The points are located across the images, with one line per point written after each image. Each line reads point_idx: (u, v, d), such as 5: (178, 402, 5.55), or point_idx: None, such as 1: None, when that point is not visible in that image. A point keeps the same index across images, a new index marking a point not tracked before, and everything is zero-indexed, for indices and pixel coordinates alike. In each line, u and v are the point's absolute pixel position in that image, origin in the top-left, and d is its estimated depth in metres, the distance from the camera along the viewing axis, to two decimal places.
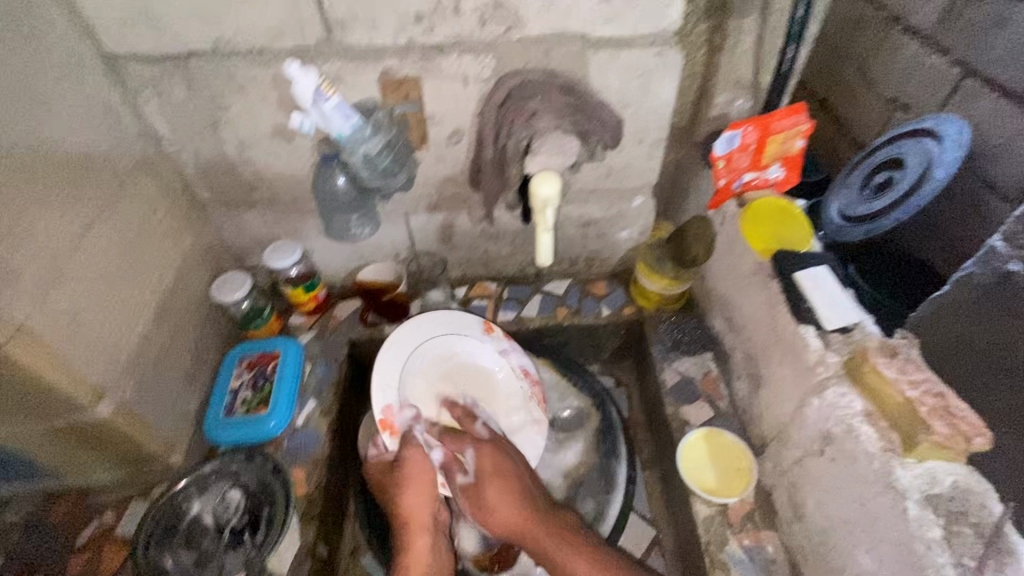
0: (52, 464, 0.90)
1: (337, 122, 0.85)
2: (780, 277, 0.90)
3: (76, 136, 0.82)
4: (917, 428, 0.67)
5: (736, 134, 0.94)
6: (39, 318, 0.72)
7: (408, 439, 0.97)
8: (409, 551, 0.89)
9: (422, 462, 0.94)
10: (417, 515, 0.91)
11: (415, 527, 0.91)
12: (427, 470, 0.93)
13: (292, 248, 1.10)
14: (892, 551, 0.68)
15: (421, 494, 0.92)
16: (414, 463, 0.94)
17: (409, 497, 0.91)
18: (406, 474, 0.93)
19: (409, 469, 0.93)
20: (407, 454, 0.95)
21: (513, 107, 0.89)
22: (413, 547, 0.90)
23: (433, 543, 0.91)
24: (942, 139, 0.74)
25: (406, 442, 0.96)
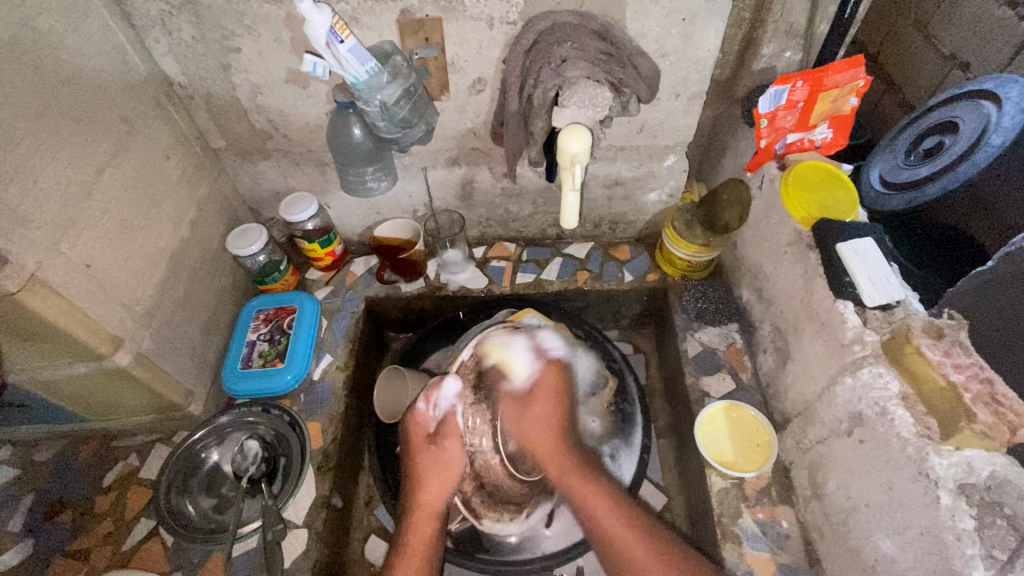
0: (77, 407, 0.92)
1: (354, 67, 0.80)
2: (820, 248, 0.84)
3: (86, 78, 0.79)
4: (959, 415, 0.63)
5: (784, 90, 0.89)
6: (51, 267, 0.71)
7: (450, 423, 0.88)
8: (415, 534, 0.82)
9: (457, 455, 0.87)
10: (433, 502, 0.85)
11: (425, 513, 0.84)
12: (458, 467, 0.87)
13: (309, 201, 1.07)
14: (917, 539, 0.64)
15: (443, 487, 0.85)
16: (452, 451, 0.87)
17: (432, 487, 0.85)
18: (442, 456, 0.87)
19: (444, 455, 0.86)
20: (447, 441, 0.87)
21: (542, 52, 0.82)
22: (417, 530, 0.82)
23: (439, 534, 0.84)
24: (1004, 103, 0.76)
25: (450, 425, 0.88)
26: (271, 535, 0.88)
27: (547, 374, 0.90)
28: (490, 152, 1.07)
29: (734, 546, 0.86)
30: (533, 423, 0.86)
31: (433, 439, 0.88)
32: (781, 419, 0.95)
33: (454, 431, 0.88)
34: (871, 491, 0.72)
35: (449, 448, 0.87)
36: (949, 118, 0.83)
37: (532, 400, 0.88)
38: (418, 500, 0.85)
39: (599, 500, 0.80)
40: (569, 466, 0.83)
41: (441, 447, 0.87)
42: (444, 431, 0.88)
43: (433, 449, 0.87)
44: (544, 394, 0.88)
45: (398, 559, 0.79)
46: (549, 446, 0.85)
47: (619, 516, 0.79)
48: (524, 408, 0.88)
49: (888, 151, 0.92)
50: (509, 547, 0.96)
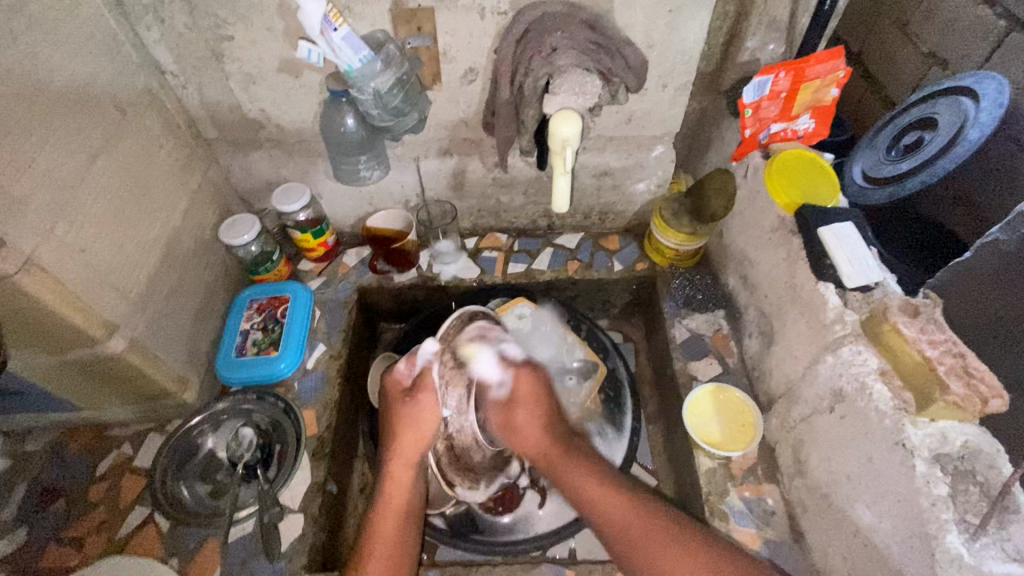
0: (69, 394, 0.92)
1: (347, 55, 0.82)
2: (803, 232, 0.86)
3: (79, 64, 0.79)
4: (934, 388, 0.66)
5: (768, 79, 0.92)
6: (45, 250, 0.71)
7: (425, 380, 0.85)
8: (391, 484, 0.81)
9: (433, 406, 0.84)
10: (407, 452, 0.83)
11: (399, 463, 0.82)
12: (426, 428, 0.83)
13: (301, 191, 1.07)
14: (894, 507, 0.67)
15: (418, 436, 0.83)
16: (424, 405, 0.84)
17: (404, 438, 0.83)
18: (415, 409, 0.84)
19: (415, 409, 0.84)
20: (421, 394, 0.84)
21: (533, 41, 0.84)
22: (394, 478, 0.82)
23: (412, 492, 0.82)
24: (981, 98, 0.80)
25: (425, 378, 0.85)
26: (267, 518, 0.89)
27: (540, 357, 0.89)
28: (481, 142, 1.09)
29: (721, 523, 0.88)
30: (523, 431, 0.80)
31: (409, 393, 0.86)
32: (766, 400, 0.98)
33: (428, 384, 0.85)
34: (851, 465, 0.75)
35: (421, 403, 0.84)
36: (929, 114, 0.86)
37: (514, 407, 0.82)
38: (392, 450, 0.83)
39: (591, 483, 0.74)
40: (555, 447, 0.79)
41: (416, 400, 0.84)
42: (419, 387, 0.85)
43: (407, 401, 0.85)
44: (524, 400, 0.82)
45: (372, 521, 0.79)
46: (535, 436, 0.80)
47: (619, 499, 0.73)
48: (507, 415, 0.82)
49: (870, 147, 0.95)
50: (502, 528, 0.98)
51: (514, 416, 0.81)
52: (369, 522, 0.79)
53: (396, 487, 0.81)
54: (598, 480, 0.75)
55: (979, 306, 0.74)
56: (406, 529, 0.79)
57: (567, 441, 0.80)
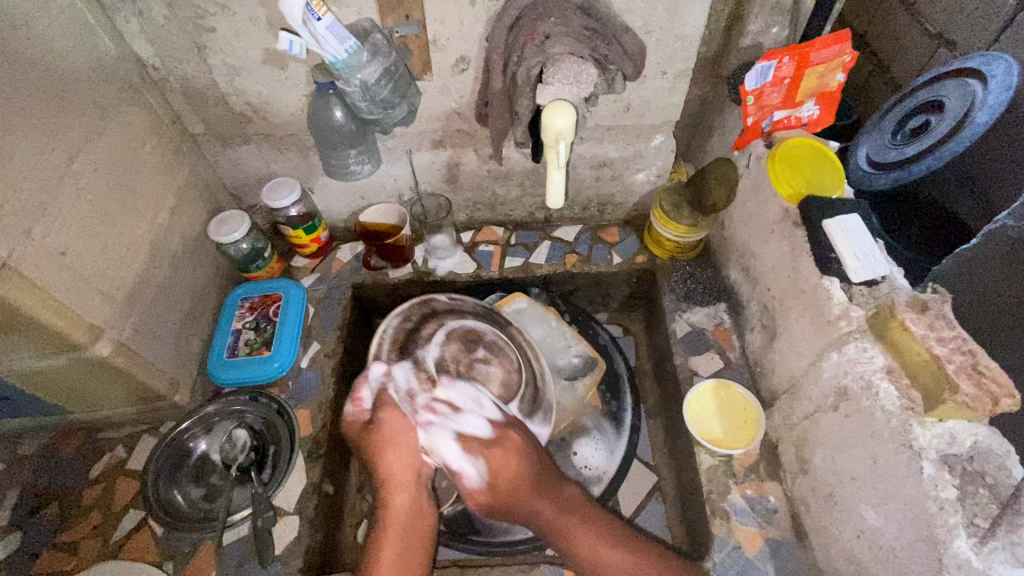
0: (60, 398, 0.90)
1: (332, 45, 0.79)
2: (808, 225, 0.83)
3: (53, 60, 0.76)
4: (942, 386, 0.63)
5: (771, 65, 0.88)
6: (22, 254, 0.69)
7: (382, 398, 0.81)
8: (390, 510, 0.74)
9: (400, 420, 0.79)
10: (398, 473, 0.76)
11: (395, 484, 0.75)
12: (406, 430, 0.78)
13: (291, 187, 1.04)
14: (900, 509, 0.65)
15: (399, 453, 0.76)
16: (389, 422, 0.79)
17: (387, 457, 0.76)
18: (384, 429, 0.78)
19: (383, 428, 0.78)
20: (381, 415, 0.79)
21: (525, 28, 0.80)
22: (392, 504, 0.74)
23: (416, 504, 0.75)
24: (989, 80, 0.76)
25: (382, 398, 0.81)
26: (261, 522, 0.88)
27: (506, 439, 0.77)
28: (475, 133, 1.06)
29: (722, 521, 0.86)
30: (510, 479, 0.74)
31: (370, 421, 0.80)
32: (768, 396, 0.96)
33: (384, 403, 0.80)
34: (856, 465, 0.73)
35: (387, 420, 0.79)
36: (936, 96, 0.82)
37: (493, 455, 0.75)
38: (382, 474, 0.76)
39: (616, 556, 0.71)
40: (556, 502, 0.74)
41: (379, 423, 0.79)
42: (378, 408, 0.81)
43: (373, 429, 0.79)
44: (513, 446, 0.76)
45: (374, 538, 0.72)
46: (524, 479, 0.74)
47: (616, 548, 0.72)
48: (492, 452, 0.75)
49: (876, 130, 0.91)
50: (500, 530, 0.95)
51: (495, 453, 0.75)
52: (372, 538, 0.72)
53: (395, 514, 0.74)
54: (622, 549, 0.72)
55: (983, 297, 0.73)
56: (411, 547, 0.71)
57: (558, 487, 0.76)
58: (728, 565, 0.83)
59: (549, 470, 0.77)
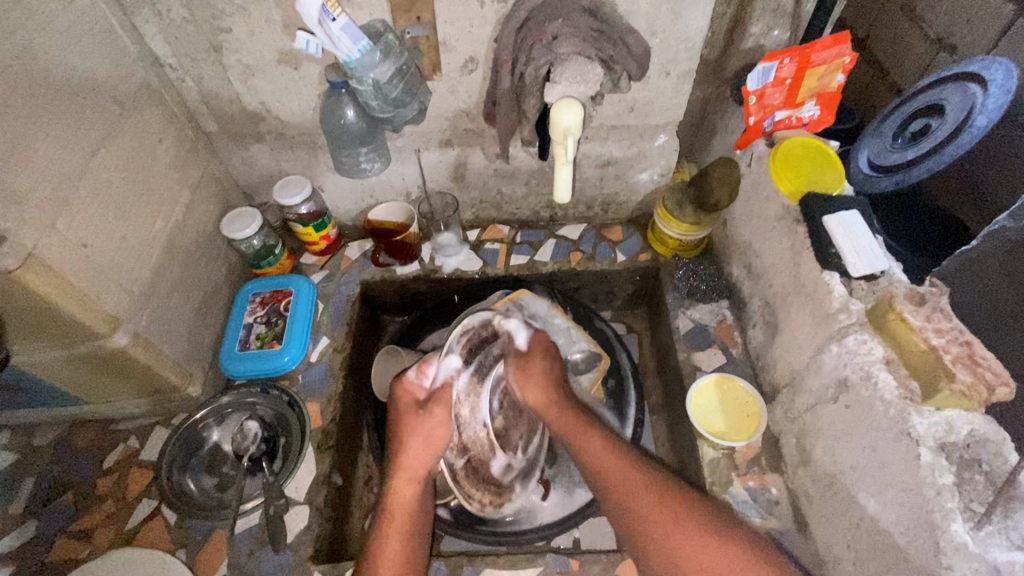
0: (77, 389, 0.92)
1: (346, 45, 0.81)
2: (808, 221, 0.85)
3: (76, 59, 0.79)
4: (939, 376, 0.65)
5: (772, 66, 0.91)
6: (47, 245, 0.71)
7: (442, 394, 0.83)
8: (396, 501, 0.79)
9: (447, 424, 0.82)
10: (413, 467, 0.80)
11: (405, 477, 0.80)
12: (441, 438, 0.82)
13: (301, 184, 1.07)
14: (898, 495, 0.67)
15: (430, 451, 0.81)
16: (439, 419, 0.82)
17: (414, 449, 0.80)
18: (429, 424, 0.81)
19: (432, 422, 0.81)
20: (437, 408, 0.82)
21: (533, 29, 0.83)
22: (398, 496, 0.79)
23: (420, 501, 0.80)
24: (989, 85, 0.77)
25: (442, 394, 0.83)
26: (273, 509, 0.90)
27: (538, 336, 0.92)
28: (482, 133, 1.09)
29: (725, 512, 0.88)
30: (532, 381, 0.87)
31: (423, 405, 0.83)
32: (770, 390, 0.97)
33: (444, 399, 0.83)
34: (856, 455, 0.74)
35: (438, 417, 0.82)
36: (937, 100, 0.84)
37: (529, 359, 0.89)
38: (399, 464, 0.81)
39: (603, 454, 0.79)
40: (566, 411, 0.84)
41: (432, 414, 0.82)
42: (434, 401, 0.83)
43: (420, 415, 0.82)
44: (540, 353, 0.90)
45: (379, 536, 0.76)
46: (546, 397, 0.86)
47: (613, 458, 0.78)
48: (523, 373, 0.88)
49: (877, 134, 0.93)
50: (504, 520, 0.98)
51: (529, 368, 0.88)
52: (375, 534, 0.76)
53: (400, 504, 0.79)
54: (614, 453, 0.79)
55: (984, 293, 0.75)
56: (415, 542, 0.76)
57: (576, 401, 0.87)
58: None
59: (565, 381, 0.90)
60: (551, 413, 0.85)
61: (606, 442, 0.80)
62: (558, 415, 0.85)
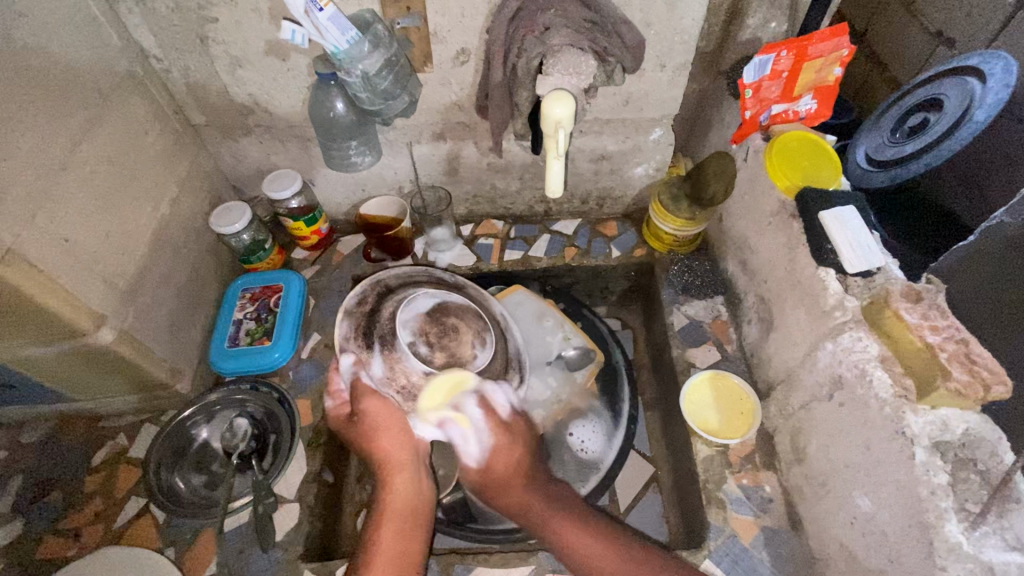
0: (63, 386, 0.91)
1: (333, 35, 0.79)
2: (804, 217, 0.84)
3: (57, 49, 0.77)
4: (935, 374, 0.65)
5: (770, 58, 0.88)
6: (28, 241, 0.70)
7: (359, 389, 0.76)
8: (389, 493, 0.74)
9: (388, 411, 0.75)
10: (394, 456, 0.75)
11: (393, 466, 0.75)
12: (393, 415, 0.75)
13: (291, 178, 1.05)
14: (893, 494, 0.66)
15: (396, 440, 0.75)
16: (374, 411, 0.74)
17: (383, 442, 0.75)
18: (371, 419, 0.75)
19: (372, 416, 0.75)
20: (364, 403, 0.75)
21: (525, 20, 0.81)
22: (392, 486, 0.74)
23: (417, 479, 0.76)
24: (988, 78, 0.76)
25: (360, 388, 0.76)
26: (262, 508, 0.88)
27: (515, 416, 0.79)
28: (475, 126, 1.07)
29: (718, 510, 0.87)
30: (510, 478, 0.76)
31: (353, 413, 0.77)
32: (764, 387, 0.97)
33: (365, 392, 0.75)
34: (850, 452, 0.74)
35: (373, 411, 0.75)
36: (935, 95, 0.82)
37: (499, 450, 0.76)
38: (379, 459, 0.75)
39: (593, 544, 0.71)
40: (545, 507, 0.74)
41: (366, 411, 0.75)
42: (358, 399, 0.75)
43: (358, 420, 0.76)
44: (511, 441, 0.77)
45: (374, 528, 0.71)
46: (524, 489, 0.76)
47: (599, 543, 0.71)
48: (495, 454, 0.76)
49: (874, 128, 0.92)
50: (496, 516, 0.97)
51: (497, 461, 0.76)
52: (371, 525, 0.72)
53: (397, 494, 0.74)
54: (603, 543, 0.71)
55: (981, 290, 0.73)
56: (416, 528, 0.73)
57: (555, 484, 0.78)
58: (723, 553, 0.84)
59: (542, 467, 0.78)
60: (529, 510, 0.75)
61: (589, 530, 0.73)
62: (535, 504, 0.75)
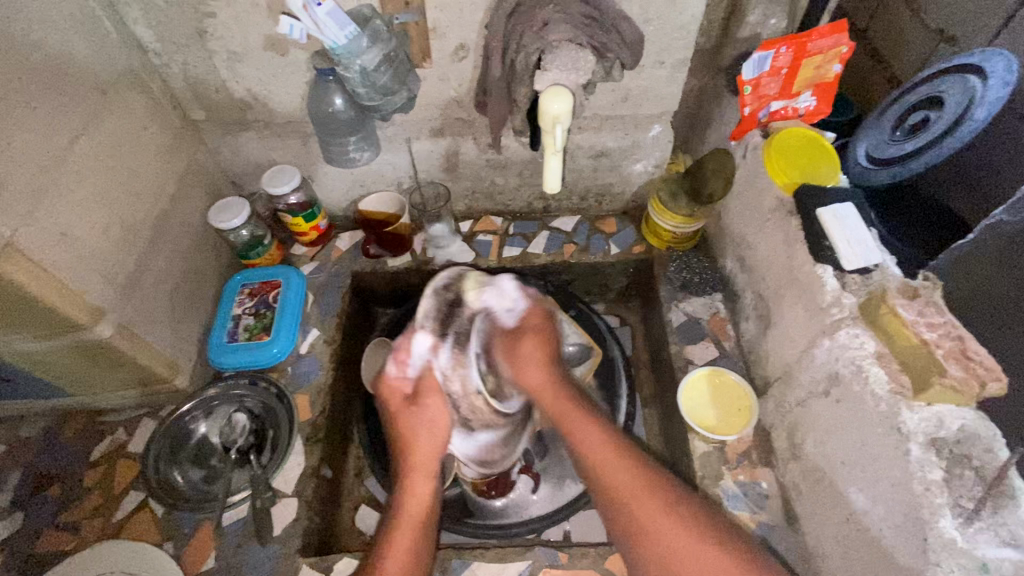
0: (63, 380, 0.92)
1: (332, 31, 0.80)
2: (802, 214, 0.84)
3: (56, 43, 0.77)
4: (931, 371, 0.64)
5: (769, 54, 0.89)
6: (27, 235, 0.70)
7: (428, 375, 0.81)
8: (411, 497, 0.76)
9: (439, 410, 0.79)
10: (426, 459, 0.78)
11: (419, 471, 0.77)
12: (443, 416, 0.79)
13: (291, 174, 1.05)
14: (888, 490, 0.66)
15: (434, 444, 0.78)
16: (433, 406, 0.79)
17: (422, 442, 0.78)
18: (423, 413, 0.79)
19: (426, 411, 0.79)
20: (427, 398, 0.80)
21: (524, 15, 0.81)
22: (413, 493, 0.76)
23: (435, 493, 0.78)
24: (989, 78, 0.75)
25: (427, 375, 0.81)
26: (260, 502, 0.90)
27: (530, 313, 0.86)
28: (474, 122, 1.07)
29: (715, 506, 0.88)
30: (527, 363, 0.80)
31: (411, 398, 0.80)
32: (762, 384, 0.97)
33: (431, 385, 0.80)
34: (846, 448, 0.74)
35: (429, 402, 0.80)
36: (935, 93, 0.81)
37: (521, 340, 0.83)
38: (410, 460, 0.78)
39: (605, 446, 0.72)
40: (558, 391, 0.78)
41: (422, 406, 0.79)
42: (420, 386, 0.81)
43: (412, 407, 0.80)
44: (532, 328, 0.84)
45: (387, 532, 0.72)
46: (544, 381, 0.79)
47: (613, 451, 0.72)
48: (514, 348, 0.82)
49: (874, 126, 0.90)
50: (495, 512, 0.98)
51: (520, 349, 0.82)
52: (387, 528, 0.73)
53: (416, 501, 0.76)
54: (632, 465, 0.70)
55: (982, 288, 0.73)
56: (426, 533, 0.73)
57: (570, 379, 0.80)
58: None
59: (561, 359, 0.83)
60: (546, 398, 0.78)
61: (607, 440, 0.73)
62: (550, 390, 0.78)
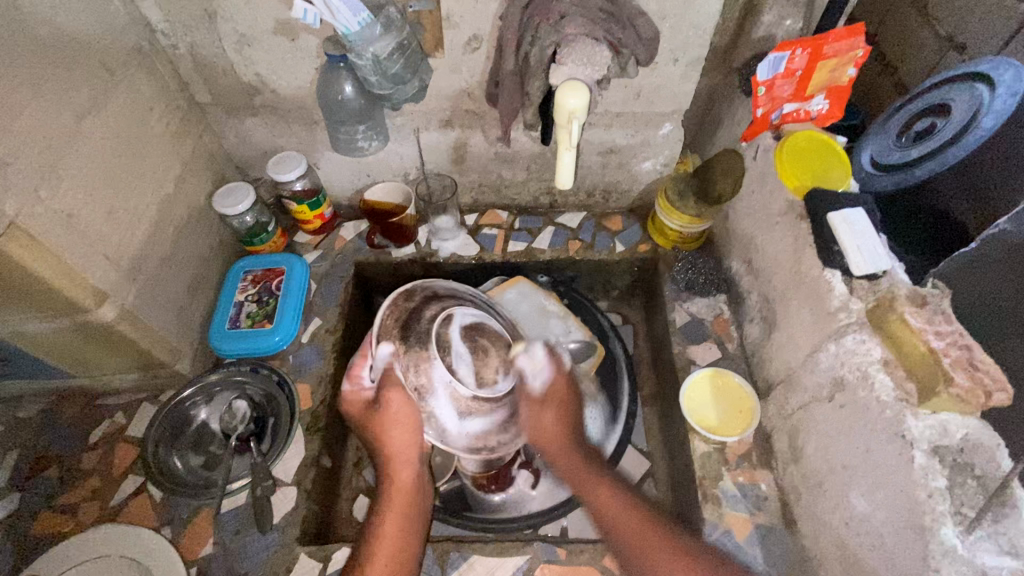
0: (62, 362, 0.91)
1: (344, 16, 0.79)
2: (811, 218, 0.84)
3: (65, 21, 0.76)
4: (937, 380, 0.64)
5: (783, 57, 0.88)
6: (31, 214, 0.69)
7: (387, 379, 0.76)
8: (392, 483, 0.76)
9: (407, 408, 0.75)
10: (402, 451, 0.76)
11: (398, 460, 0.76)
12: (410, 413, 0.76)
13: (297, 161, 1.04)
14: (889, 495, 0.67)
15: (409, 434, 0.76)
16: (396, 403, 0.75)
17: (394, 435, 0.76)
18: (388, 410, 0.76)
19: (391, 407, 0.75)
20: (388, 395, 0.75)
21: (540, 8, 0.80)
22: (396, 480, 0.76)
23: (418, 479, 0.77)
24: (997, 85, 0.75)
25: (388, 379, 0.76)
26: (260, 491, 0.89)
27: (559, 376, 0.82)
28: (483, 114, 1.06)
29: (714, 506, 0.88)
30: (546, 421, 0.79)
31: (374, 401, 0.77)
32: (764, 386, 0.97)
33: (391, 386, 0.75)
34: (848, 453, 0.74)
35: (392, 401, 0.75)
36: (942, 101, 0.82)
37: (543, 405, 0.80)
38: (386, 450, 0.76)
39: (630, 512, 0.69)
40: (575, 453, 0.76)
41: (386, 403, 0.75)
42: (384, 389, 0.76)
43: (377, 409, 0.76)
44: (558, 395, 0.81)
45: (376, 515, 0.73)
46: (556, 436, 0.78)
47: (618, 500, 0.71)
48: (536, 410, 0.80)
49: (881, 133, 0.92)
50: (493, 507, 0.99)
51: (541, 412, 0.79)
52: (374, 516, 0.73)
53: (400, 486, 0.76)
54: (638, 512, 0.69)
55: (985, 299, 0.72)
56: (413, 519, 0.74)
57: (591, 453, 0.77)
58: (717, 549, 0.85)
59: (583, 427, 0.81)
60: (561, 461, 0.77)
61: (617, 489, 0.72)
62: (572, 458, 0.76)
